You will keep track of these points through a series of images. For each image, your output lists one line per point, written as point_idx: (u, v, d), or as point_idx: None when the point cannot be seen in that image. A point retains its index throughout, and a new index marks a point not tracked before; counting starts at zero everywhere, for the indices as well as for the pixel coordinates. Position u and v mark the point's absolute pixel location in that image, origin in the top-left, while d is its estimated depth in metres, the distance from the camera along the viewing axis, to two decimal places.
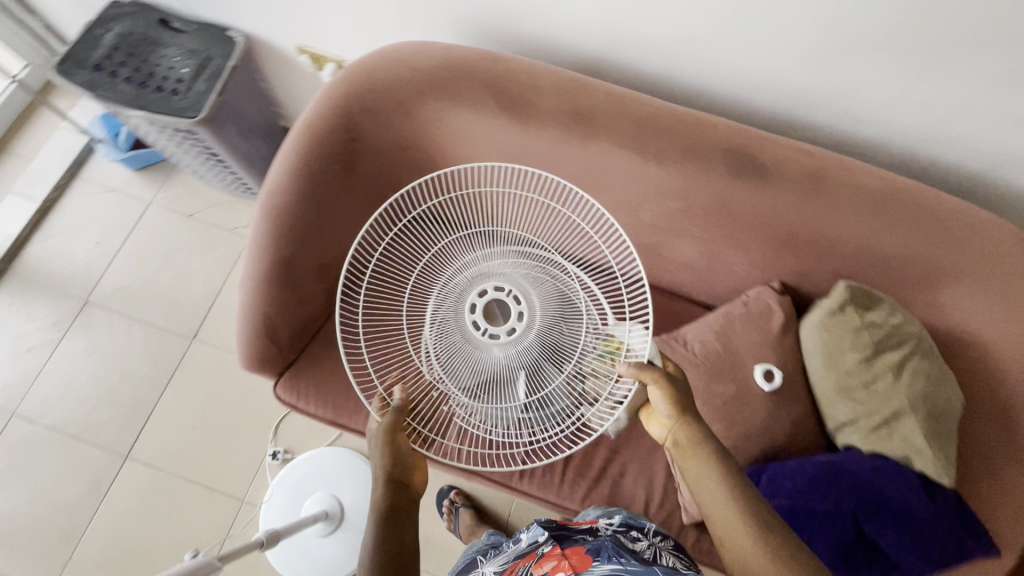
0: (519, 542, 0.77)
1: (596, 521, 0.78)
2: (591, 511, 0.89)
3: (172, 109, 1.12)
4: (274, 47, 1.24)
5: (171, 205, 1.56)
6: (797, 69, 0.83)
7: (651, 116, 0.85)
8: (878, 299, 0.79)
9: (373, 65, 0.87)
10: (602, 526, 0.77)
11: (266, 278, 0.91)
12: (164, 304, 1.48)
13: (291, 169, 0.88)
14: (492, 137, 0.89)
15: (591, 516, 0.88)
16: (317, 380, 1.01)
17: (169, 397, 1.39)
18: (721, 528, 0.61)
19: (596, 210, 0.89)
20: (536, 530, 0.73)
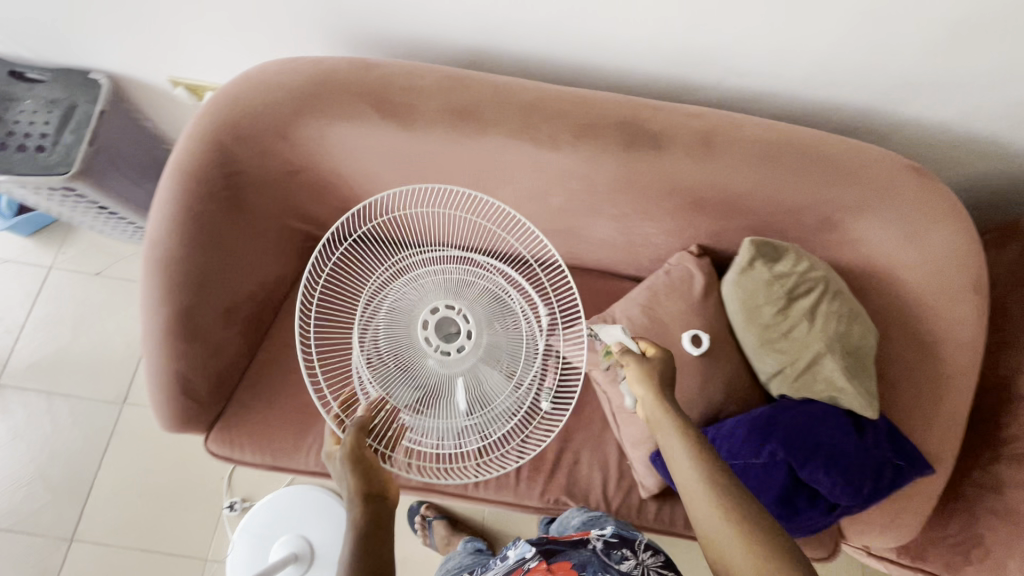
0: (504, 557, 0.76)
1: (585, 531, 0.79)
2: (578, 516, 0.91)
3: (39, 167, 1.03)
4: (146, 84, 1.16)
5: (75, 266, 1.46)
6: (672, 34, 0.82)
7: (537, 101, 0.83)
8: (784, 249, 0.80)
9: (237, 92, 0.81)
10: (591, 537, 0.77)
11: (168, 334, 0.86)
12: (86, 371, 1.39)
13: (171, 216, 0.82)
14: (380, 148, 0.85)
15: (578, 522, 0.90)
16: (250, 428, 0.96)
17: (108, 469, 1.31)
18: (694, 507, 0.62)
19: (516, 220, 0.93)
20: (524, 544, 0.73)
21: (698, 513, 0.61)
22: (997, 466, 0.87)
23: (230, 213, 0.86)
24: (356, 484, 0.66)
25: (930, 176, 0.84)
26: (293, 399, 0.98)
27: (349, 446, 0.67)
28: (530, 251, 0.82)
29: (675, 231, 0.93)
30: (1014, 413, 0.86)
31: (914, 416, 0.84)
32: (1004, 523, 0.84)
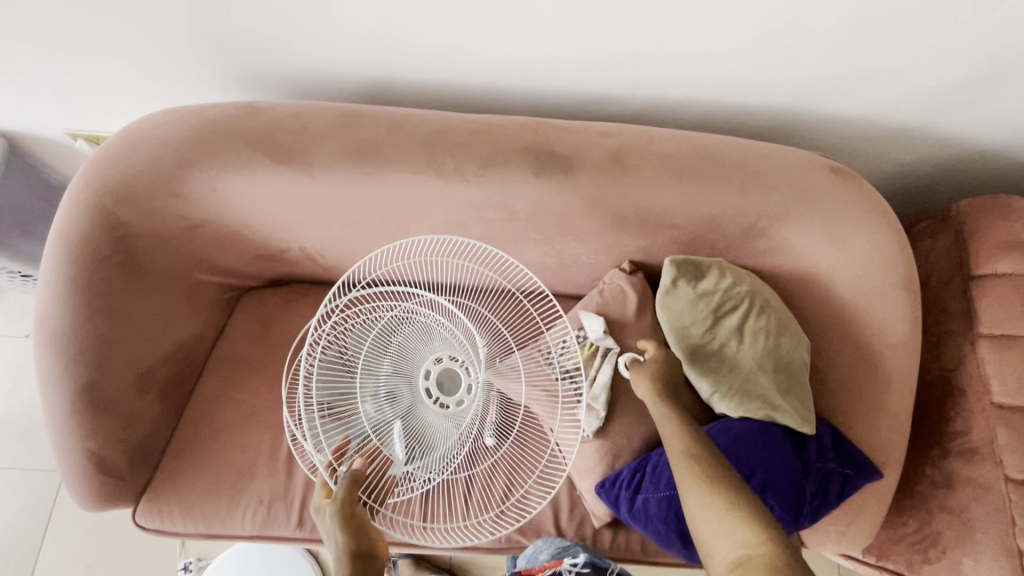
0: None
1: (559, 563, 0.83)
2: (545, 546, 0.89)
3: None
4: (43, 138, 1.10)
5: (2, 329, 1.39)
6: (570, 51, 0.79)
7: (438, 132, 0.80)
8: (706, 266, 0.77)
9: (122, 153, 0.78)
10: (565, 568, 0.82)
11: (73, 412, 0.81)
12: (20, 441, 1.32)
13: (62, 289, 0.78)
14: (279, 195, 0.81)
15: (546, 552, 0.88)
16: (178, 495, 0.91)
17: (52, 541, 1.25)
18: (692, 504, 0.58)
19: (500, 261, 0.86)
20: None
21: (693, 512, 0.58)
22: (947, 462, 0.84)
23: (127, 276, 0.82)
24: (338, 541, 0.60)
25: (851, 175, 0.81)
26: (222, 461, 0.93)
27: (338, 502, 0.62)
28: (510, 286, 0.74)
29: (603, 250, 0.90)
30: (959, 407, 0.84)
31: (857, 420, 0.82)
32: (958, 519, 0.81)
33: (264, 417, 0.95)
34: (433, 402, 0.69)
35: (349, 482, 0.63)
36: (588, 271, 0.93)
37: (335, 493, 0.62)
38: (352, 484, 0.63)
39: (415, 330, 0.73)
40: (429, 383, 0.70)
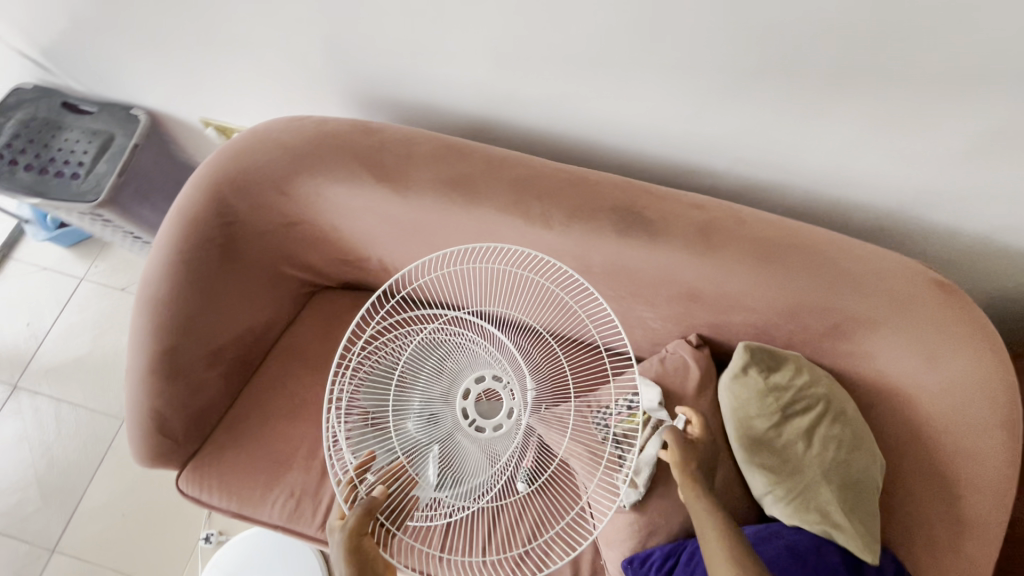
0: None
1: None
2: None
3: (72, 193, 1.10)
4: (179, 121, 1.23)
5: (103, 279, 1.54)
6: (674, 121, 0.80)
7: (531, 176, 0.82)
8: (782, 357, 0.73)
9: (246, 145, 0.85)
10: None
11: (151, 372, 0.87)
12: (95, 384, 1.43)
13: (168, 259, 0.85)
14: (373, 210, 0.86)
15: None
16: (220, 470, 0.95)
17: (99, 483, 1.34)
18: None
19: (568, 289, 0.85)
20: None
21: None
22: None
23: (223, 257, 0.88)
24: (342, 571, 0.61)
25: (960, 294, 0.76)
26: (266, 446, 0.97)
27: (350, 533, 0.61)
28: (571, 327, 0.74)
29: (672, 318, 0.88)
30: None
31: (923, 557, 0.74)
32: None
33: (313, 412, 0.99)
34: (468, 423, 0.66)
35: (360, 514, 0.61)
36: (653, 334, 0.92)
37: (343, 524, 0.61)
38: (360, 516, 0.61)
39: (456, 348, 0.72)
40: (466, 404, 0.67)
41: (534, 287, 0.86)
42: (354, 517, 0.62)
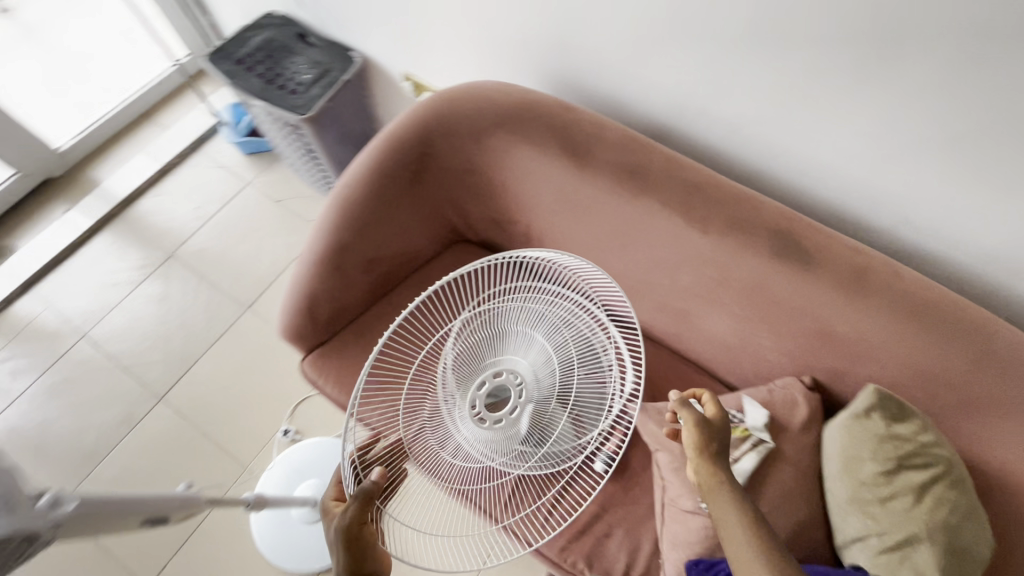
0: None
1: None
2: None
3: (287, 104, 1.29)
4: (384, 71, 1.41)
5: (265, 188, 1.75)
6: (852, 166, 0.85)
7: (701, 182, 0.89)
8: (909, 411, 0.74)
9: (459, 93, 0.97)
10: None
11: (321, 259, 1.01)
12: (233, 272, 1.62)
13: (367, 169, 0.99)
14: (549, 177, 0.96)
15: None
16: (341, 364, 1.06)
17: (213, 355, 1.51)
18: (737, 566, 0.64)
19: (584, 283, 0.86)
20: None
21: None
22: None
23: (408, 182, 1.01)
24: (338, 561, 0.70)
25: None
26: None
27: (348, 523, 0.69)
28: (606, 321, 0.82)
29: (792, 351, 0.91)
30: None
31: None
32: None
33: None
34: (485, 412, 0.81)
35: (354, 501, 0.70)
36: (766, 363, 0.95)
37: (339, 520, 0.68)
38: (354, 502, 0.70)
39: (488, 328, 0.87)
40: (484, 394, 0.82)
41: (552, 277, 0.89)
42: (351, 510, 0.70)
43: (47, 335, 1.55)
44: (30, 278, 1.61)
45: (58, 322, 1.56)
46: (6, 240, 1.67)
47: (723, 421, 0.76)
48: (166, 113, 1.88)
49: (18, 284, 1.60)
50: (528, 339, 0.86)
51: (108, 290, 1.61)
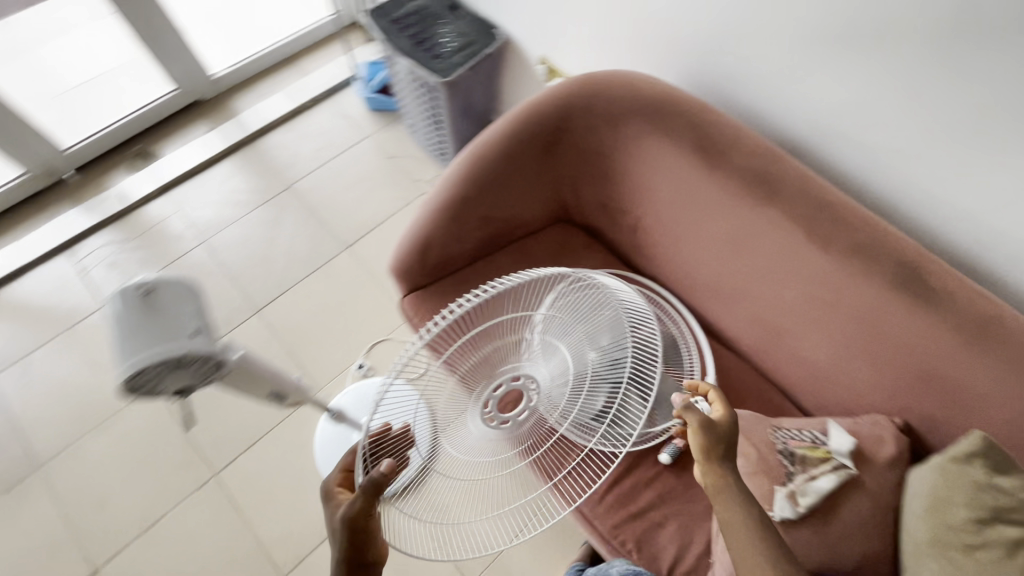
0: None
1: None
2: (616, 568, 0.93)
3: (431, 66, 1.39)
4: (522, 52, 1.48)
5: (382, 143, 1.87)
6: (997, 215, 0.83)
7: (831, 203, 0.90)
8: (1012, 468, 0.74)
9: (606, 78, 1.02)
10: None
11: (444, 207, 1.08)
12: (340, 213, 1.74)
13: (505, 132, 1.05)
14: (676, 173, 1.00)
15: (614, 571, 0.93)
16: (437, 307, 1.13)
17: (309, 282, 1.63)
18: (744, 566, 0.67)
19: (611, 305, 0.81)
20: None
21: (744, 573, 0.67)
22: None
23: (538, 152, 1.07)
24: (339, 549, 0.71)
25: None
26: None
27: (352, 514, 0.68)
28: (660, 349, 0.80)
29: (889, 389, 0.90)
30: None
31: None
32: None
33: None
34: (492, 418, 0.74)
35: (359, 497, 0.68)
36: (857, 395, 0.94)
37: (345, 509, 0.68)
38: (357, 500, 0.68)
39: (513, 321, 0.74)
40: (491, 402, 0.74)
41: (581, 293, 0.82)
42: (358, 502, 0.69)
43: (173, 235, 1.72)
44: (167, 181, 1.79)
45: (182, 228, 1.73)
46: (155, 145, 1.86)
47: (729, 423, 0.74)
48: (308, 61, 2.04)
49: (158, 185, 1.79)
50: (551, 349, 0.77)
51: (230, 207, 1.76)
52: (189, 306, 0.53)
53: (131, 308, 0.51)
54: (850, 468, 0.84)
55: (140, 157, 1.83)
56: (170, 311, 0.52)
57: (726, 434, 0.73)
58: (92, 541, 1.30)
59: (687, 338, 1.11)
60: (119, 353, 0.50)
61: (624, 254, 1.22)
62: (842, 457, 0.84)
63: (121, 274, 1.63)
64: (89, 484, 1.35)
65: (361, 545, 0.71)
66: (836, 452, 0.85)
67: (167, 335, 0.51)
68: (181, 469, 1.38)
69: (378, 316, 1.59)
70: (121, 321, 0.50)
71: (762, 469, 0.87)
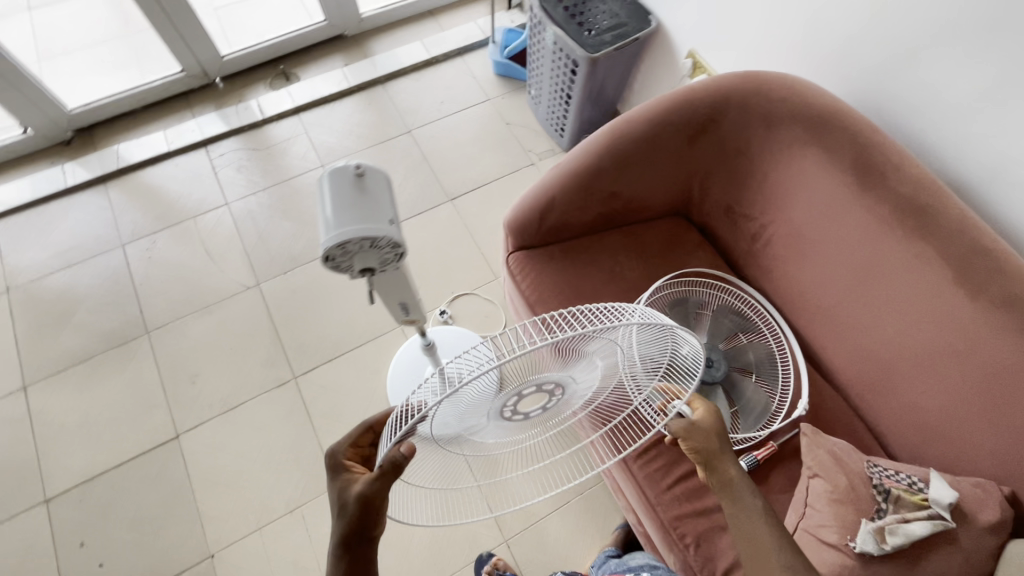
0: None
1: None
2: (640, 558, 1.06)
3: (580, 40, 1.40)
4: (670, 43, 1.46)
5: (502, 109, 1.91)
6: None
7: (990, 249, 0.84)
8: None
9: (772, 77, 1.00)
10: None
11: (574, 175, 1.10)
12: (450, 166, 1.80)
13: (654, 114, 1.06)
14: (821, 187, 0.98)
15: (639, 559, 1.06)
16: (541, 270, 1.16)
17: (409, 225, 1.70)
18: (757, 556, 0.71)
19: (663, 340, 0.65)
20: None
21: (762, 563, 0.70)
22: None
23: (680, 140, 1.07)
24: (345, 516, 0.71)
25: None
26: (579, 281, 1.16)
27: (368, 489, 0.67)
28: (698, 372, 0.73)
29: (1003, 454, 0.84)
30: None
31: None
32: None
33: (624, 286, 1.16)
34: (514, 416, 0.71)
35: (375, 479, 0.66)
36: (962, 453, 0.89)
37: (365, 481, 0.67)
38: (374, 480, 0.67)
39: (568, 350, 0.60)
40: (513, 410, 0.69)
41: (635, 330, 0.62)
42: (373, 479, 0.67)
43: (295, 156, 1.80)
44: (300, 104, 1.87)
45: (304, 152, 1.80)
46: (295, 69, 1.97)
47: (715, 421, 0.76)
48: (448, 17, 2.10)
49: (291, 106, 1.87)
50: (584, 372, 0.66)
51: (350, 137, 1.84)
52: (389, 199, 0.58)
53: (344, 186, 0.56)
54: (950, 523, 0.80)
55: (280, 77, 1.95)
56: (374, 199, 0.56)
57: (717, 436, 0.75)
58: (180, 409, 1.42)
59: (785, 355, 1.09)
60: (327, 223, 0.55)
61: (735, 260, 1.21)
62: (943, 510, 0.80)
63: (244, 180, 1.75)
64: (186, 359, 1.48)
65: (369, 521, 0.71)
66: (937, 503, 0.81)
67: (370, 216, 0.55)
68: (265, 366, 1.48)
69: (468, 271, 1.63)
70: (334, 195, 0.56)
71: (846, 498, 0.85)
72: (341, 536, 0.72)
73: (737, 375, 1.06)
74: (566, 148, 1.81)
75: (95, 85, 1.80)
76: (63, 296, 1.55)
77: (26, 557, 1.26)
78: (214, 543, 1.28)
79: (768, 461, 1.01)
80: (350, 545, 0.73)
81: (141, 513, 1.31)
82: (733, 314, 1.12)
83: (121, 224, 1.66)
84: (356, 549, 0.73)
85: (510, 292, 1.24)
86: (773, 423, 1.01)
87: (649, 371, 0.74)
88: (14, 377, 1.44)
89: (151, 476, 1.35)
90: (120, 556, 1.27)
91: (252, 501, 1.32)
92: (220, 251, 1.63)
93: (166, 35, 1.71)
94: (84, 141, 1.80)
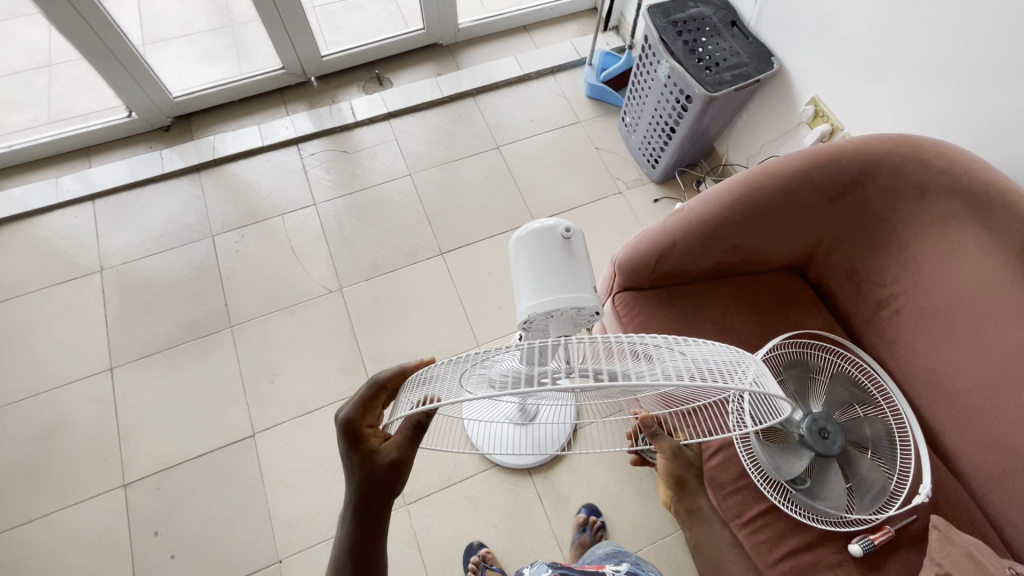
0: None
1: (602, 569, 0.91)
2: (601, 550, 1.11)
3: (699, 77, 1.36)
4: (790, 86, 1.41)
5: (592, 132, 1.88)
6: None
7: None
8: None
9: (931, 146, 0.95)
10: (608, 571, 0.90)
11: (703, 220, 1.06)
12: (536, 188, 1.78)
13: (799, 167, 1.01)
14: (975, 266, 0.92)
15: (599, 552, 1.10)
16: (649, 312, 1.13)
17: (493, 242, 1.67)
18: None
19: (734, 372, 0.62)
20: (541, 567, 0.91)
21: None
22: None
23: (819, 199, 1.03)
24: (365, 479, 0.69)
25: None
26: (688, 331, 1.12)
27: (402, 448, 0.66)
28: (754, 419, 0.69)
29: None
30: None
31: None
32: None
33: (734, 340, 1.11)
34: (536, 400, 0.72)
35: (406, 444, 0.66)
36: None
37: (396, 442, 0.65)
38: (407, 445, 0.66)
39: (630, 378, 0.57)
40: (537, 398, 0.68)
41: (707, 376, 0.60)
42: (401, 441, 0.65)
43: (383, 162, 1.80)
44: (391, 111, 1.87)
45: (391, 160, 1.80)
46: (389, 75, 1.97)
47: (696, 453, 0.84)
48: (543, 36, 2.08)
49: (382, 112, 1.87)
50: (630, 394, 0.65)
51: (439, 148, 1.83)
52: (572, 274, 0.73)
53: (558, 236, 0.74)
54: None
55: (373, 81, 1.96)
56: (554, 260, 0.73)
57: (692, 465, 0.83)
58: (257, 407, 1.43)
59: (905, 433, 1.02)
60: (517, 248, 0.78)
61: (851, 325, 1.16)
62: None
63: (332, 182, 1.76)
64: (267, 357, 1.49)
65: (390, 485, 0.70)
66: None
67: (538, 282, 0.73)
68: (341, 374, 1.47)
69: None
70: (544, 230, 0.75)
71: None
72: (359, 503, 0.71)
73: (853, 450, 1.00)
74: (655, 180, 1.77)
75: (198, 75, 1.83)
76: (153, 281, 1.58)
77: (101, 539, 1.27)
78: (283, 549, 1.28)
79: (881, 547, 0.95)
80: (365, 512, 0.71)
81: (213, 509, 1.32)
82: (852, 385, 1.04)
83: (211, 215, 1.68)
84: (371, 518, 0.72)
85: (610, 326, 1.22)
86: (891, 507, 0.95)
87: (696, 397, 0.71)
88: (102, 357, 1.47)
89: (225, 473, 1.35)
90: (190, 549, 1.28)
91: (321, 510, 1.32)
92: (306, 251, 1.64)
93: (274, 31, 1.73)
94: (182, 129, 1.84)
